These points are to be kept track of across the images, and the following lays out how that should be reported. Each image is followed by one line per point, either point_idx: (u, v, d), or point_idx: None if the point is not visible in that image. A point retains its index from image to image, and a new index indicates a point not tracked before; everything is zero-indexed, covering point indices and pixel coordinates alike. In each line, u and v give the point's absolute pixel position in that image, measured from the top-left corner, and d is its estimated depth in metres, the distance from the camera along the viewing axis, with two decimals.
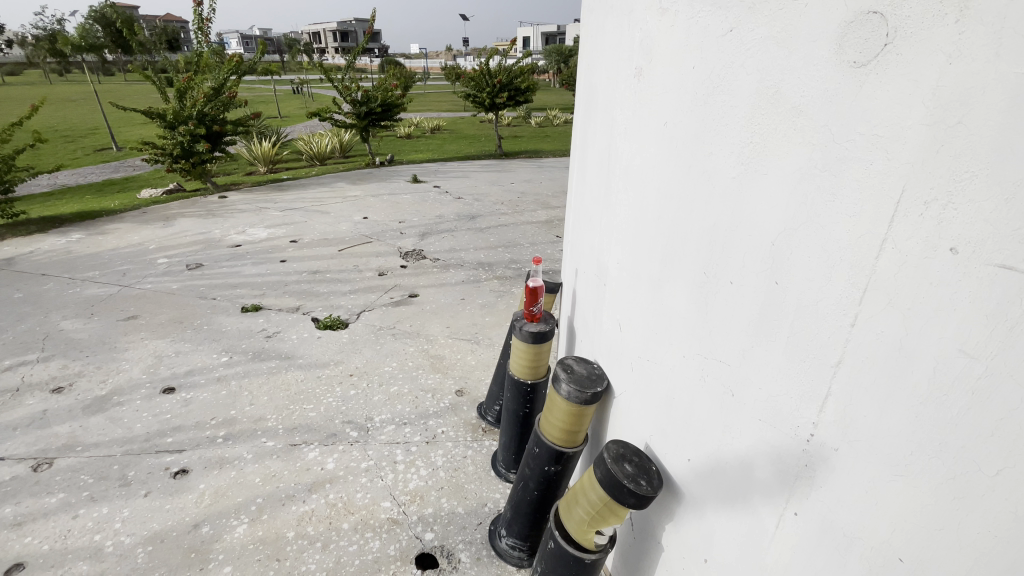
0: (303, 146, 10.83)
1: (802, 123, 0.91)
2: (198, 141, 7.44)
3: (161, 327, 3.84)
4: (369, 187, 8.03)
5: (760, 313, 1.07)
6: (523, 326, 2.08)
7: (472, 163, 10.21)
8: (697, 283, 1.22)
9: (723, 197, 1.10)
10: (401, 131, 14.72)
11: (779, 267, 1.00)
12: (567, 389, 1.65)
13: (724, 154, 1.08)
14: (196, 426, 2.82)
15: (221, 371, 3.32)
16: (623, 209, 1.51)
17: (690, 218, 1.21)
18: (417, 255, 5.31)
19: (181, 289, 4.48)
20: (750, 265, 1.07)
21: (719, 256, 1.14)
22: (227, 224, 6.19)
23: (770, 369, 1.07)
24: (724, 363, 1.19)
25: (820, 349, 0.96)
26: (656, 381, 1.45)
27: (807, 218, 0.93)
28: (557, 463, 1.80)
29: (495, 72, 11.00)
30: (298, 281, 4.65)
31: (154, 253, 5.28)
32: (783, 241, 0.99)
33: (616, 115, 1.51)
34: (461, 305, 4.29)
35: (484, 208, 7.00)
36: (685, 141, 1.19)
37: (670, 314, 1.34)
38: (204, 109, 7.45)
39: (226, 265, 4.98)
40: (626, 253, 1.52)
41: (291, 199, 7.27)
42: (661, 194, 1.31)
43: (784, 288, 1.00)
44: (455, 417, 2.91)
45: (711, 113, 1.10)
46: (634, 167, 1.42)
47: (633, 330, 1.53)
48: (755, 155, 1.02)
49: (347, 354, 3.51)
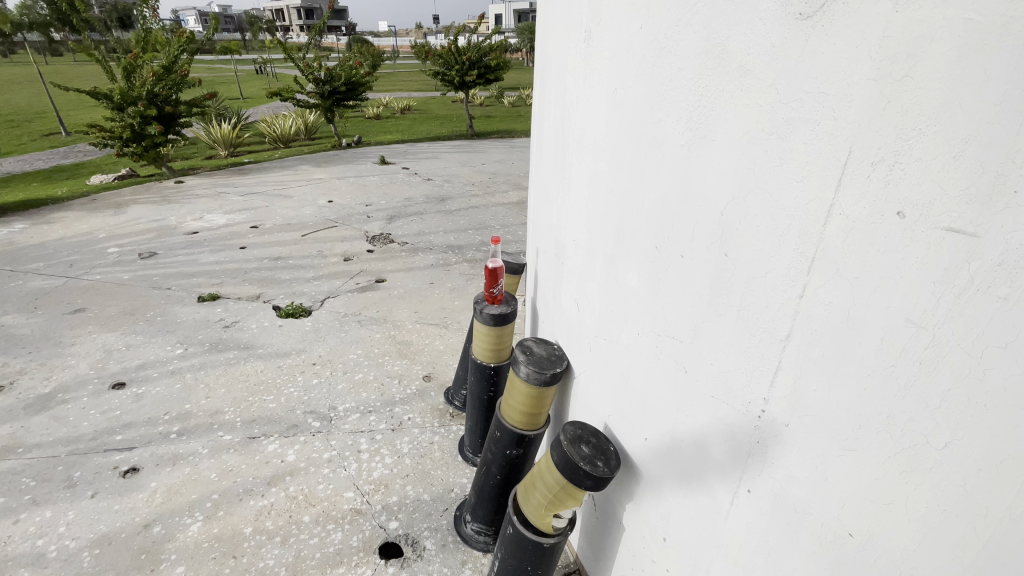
0: (265, 128, 10.40)
1: (749, 84, 0.85)
2: (149, 123, 7.01)
3: (112, 320, 3.64)
4: (335, 170, 7.76)
5: (711, 288, 1.02)
6: (483, 308, 2.00)
7: (442, 144, 9.97)
8: (649, 258, 1.17)
9: (673, 166, 1.04)
10: (369, 111, 14.25)
11: (729, 238, 0.96)
12: (526, 371, 1.60)
13: (671, 120, 1.02)
14: (147, 422, 2.69)
15: (175, 364, 3.17)
16: (577, 184, 1.45)
17: (640, 191, 1.16)
18: (384, 239, 5.18)
19: (133, 279, 4.25)
20: (698, 237, 1.02)
21: (669, 229, 1.09)
22: (183, 210, 5.91)
23: (720, 346, 1.03)
24: (677, 340, 1.14)
25: (769, 323, 0.92)
26: (613, 360, 1.40)
27: (755, 186, 0.88)
28: (518, 447, 1.74)
29: (464, 49, 10.67)
30: (258, 268, 4.48)
31: (104, 242, 5.00)
32: (731, 210, 0.94)
33: (569, 84, 1.43)
34: (430, 290, 4.20)
35: (454, 190, 6.84)
36: (634, 108, 1.13)
37: (625, 290, 1.29)
38: (155, 89, 7.01)
39: (182, 253, 4.75)
40: (581, 229, 1.46)
41: (252, 184, 6.98)
42: (612, 165, 1.24)
43: (733, 259, 0.96)
44: (421, 403, 2.84)
45: (659, 76, 1.04)
46: (586, 139, 1.36)
47: (590, 308, 1.48)
48: (703, 120, 0.96)
49: (309, 342, 3.39)
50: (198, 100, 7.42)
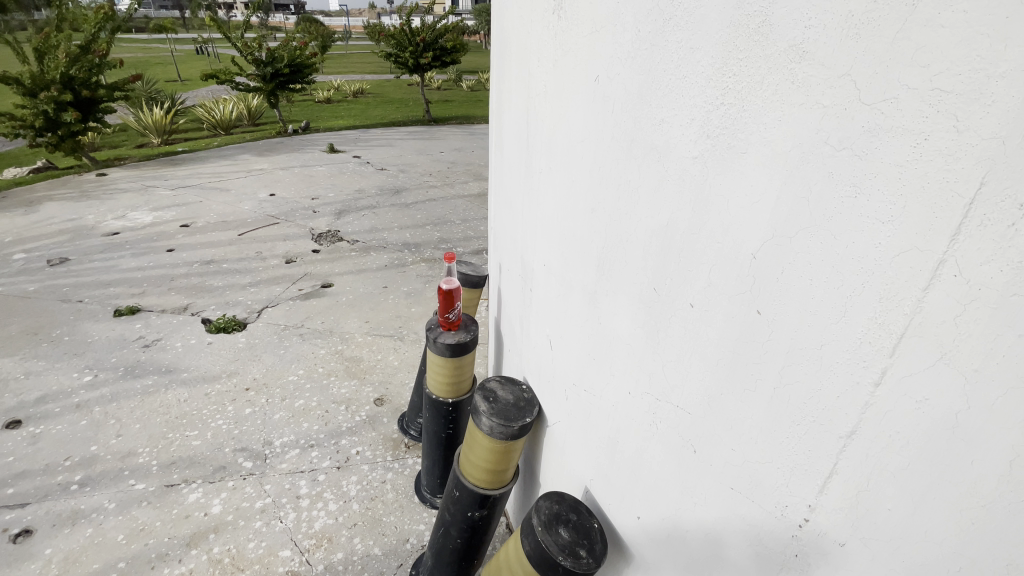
0: (202, 114, 9.50)
1: (806, 73, 0.57)
2: (66, 111, 5.99)
3: (8, 342, 3.03)
4: (279, 160, 7.14)
5: (732, 353, 0.75)
6: (437, 338, 1.69)
7: (396, 131, 9.43)
8: (645, 301, 0.90)
9: (680, 185, 0.76)
10: (318, 95, 13.41)
11: (764, 290, 0.68)
12: (489, 424, 1.30)
13: (678, 124, 0.74)
14: (45, 470, 2.19)
15: (82, 396, 2.64)
16: (547, 196, 1.15)
17: (632, 215, 0.87)
18: (332, 238, 4.74)
19: (38, 291, 3.62)
20: (716, 284, 0.75)
21: (673, 269, 0.81)
22: (103, 206, 5.21)
23: (744, 429, 0.77)
24: (682, 410, 0.88)
25: (822, 413, 0.66)
26: (597, 418, 1.13)
27: (808, 222, 0.61)
28: (482, 508, 1.46)
29: (418, 30, 10.08)
30: (187, 275, 3.97)
31: (9, 247, 4.27)
32: (768, 253, 0.66)
33: (534, 69, 1.13)
34: (383, 295, 3.83)
35: (410, 180, 6.42)
36: (623, 105, 0.83)
37: (612, 338, 1.01)
38: (70, 71, 5.97)
39: (99, 257, 4.14)
40: (553, 254, 1.17)
41: (185, 176, 6.29)
42: (592, 178, 0.95)
43: (769, 319, 0.69)
44: (372, 433, 2.52)
45: (660, 61, 0.75)
46: (557, 142, 1.06)
47: (566, 350, 1.20)
48: (728, 124, 0.67)
49: (243, 363, 2.98)
50: (122, 82, 6.40)
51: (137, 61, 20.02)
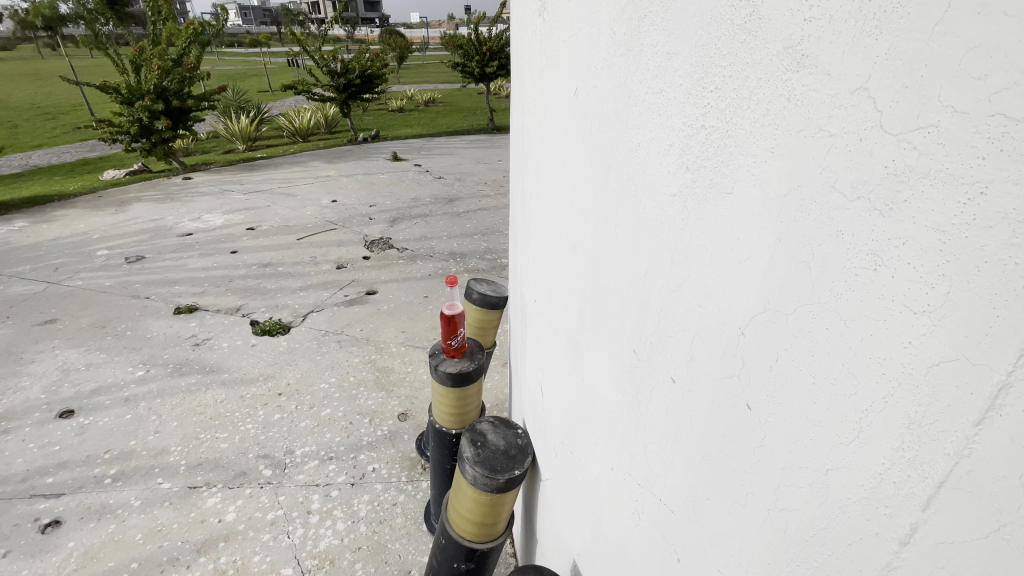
0: (283, 122, 10.14)
1: (806, 86, 0.40)
2: (158, 118, 6.54)
3: (80, 334, 3.31)
4: (345, 167, 7.44)
5: (719, 452, 0.57)
6: (438, 365, 1.58)
7: (459, 139, 9.55)
8: (626, 364, 0.73)
9: (657, 228, 0.59)
10: (391, 104, 13.95)
11: (755, 379, 0.50)
12: (473, 474, 1.17)
13: (654, 151, 0.58)
14: (84, 461, 2.32)
15: (131, 391, 2.80)
16: (537, 225, 1.01)
17: (610, 259, 0.71)
18: (383, 244, 4.81)
19: (114, 286, 3.95)
20: (699, 360, 0.57)
21: (652, 332, 0.64)
22: (183, 209, 5.64)
23: (732, 552, 0.59)
24: (665, 506, 0.70)
25: (829, 562, 0.47)
26: (583, 487, 0.96)
27: (808, 297, 0.43)
28: (468, 560, 1.32)
29: (485, 40, 10.18)
30: (244, 277, 4.17)
31: (97, 243, 4.71)
32: (759, 330, 0.48)
33: (527, 79, 0.99)
34: (423, 305, 3.80)
35: (465, 189, 6.43)
36: (601, 123, 0.68)
37: (594, 400, 0.85)
38: (163, 83, 6.52)
39: (170, 256, 4.46)
40: (543, 290, 1.02)
41: (258, 181, 6.70)
42: (572, 210, 0.80)
43: (762, 419, 0.51)
44: (391, 450, 2.46)
45: (635, 70, 0.59)
46: (544, 163, 0.91)
47: (555, 401, 1.04)
48: (709, 155, 0.50)
49: (280, 367, 3.05)
50: (208, 93, 6.91)
51: (237, 75, 21.84)
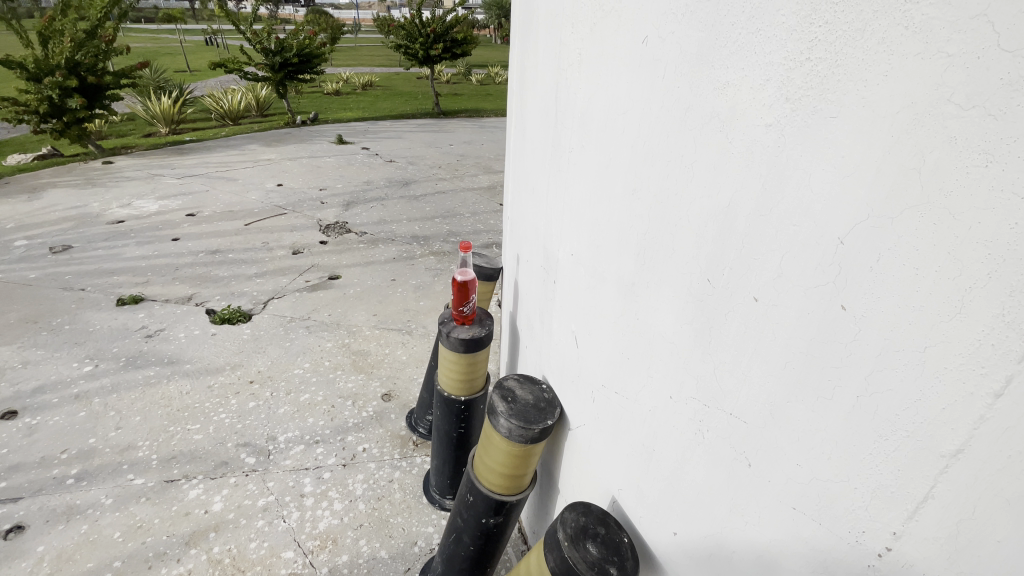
0: (211, 103, 9.41)
1: (926, 14, 0.47)
2: (71, 96, 5.89)
3: (8, 330, 2.98)
4: (287, 150, 7.05)
5: (805, 356, 0.65)
6: (451, 332, 1.60)
7: (404, 123, 9.30)
8: (694, 295, 0.79)
9: (747, 157, 0.66)
10: (328, 87, 13.28)
11: (852, 281, 0.58)
12: (508, 426, 1.21)
13: (748, 88, 0.64)
14: (40, 463, 2.13)
15: (82, 387, 2.57)
16: (578, 177, 1.05)
17: (683, 195, 0.77)
18: (340, 229, 4.65)
19: (40, 278, 3.56)
20: (788, 274, 0.64)
21: (734, 257, 0.71)
22: (109, 194, 5.15)
23: (814, 444, 0.67)
24: (735, 419, 0.78)
25: (922, 431, 0.55)
26: (630, 423, 1.03)
27: (916, 199, 0.51)
28: (497, 515, 1.36)
29: (429, 22, 9.92)
30: (192, 264, 3.90)
31: (11, 233, 4.21)
32: (860, 237, 0.56)
33: (567, 36, 1.02)
34: (392, 288, 3.73)
35: (419, 172, 6.31)
36: (678, 67, 0.73)
37: (652, 335, 0.91)
38: (76, 56, 5.87)
39: (102, 245, 4.08)
40: (583, 242, 1.07)
41: (192, 165, 6.22)
42: (634, 155, 0.85)
43: (857, 315, 0.58)
44: (379, 430, 2.43)
45: (727, 13, 0.65)
46: (593, 115, 0.95)
47: (595, 347, 1.09)
48: (816, 84, 0.56)
49: (247, 355, 2.90)
50: (129, 70, 6.30)
51: (146, 52, 19.78)
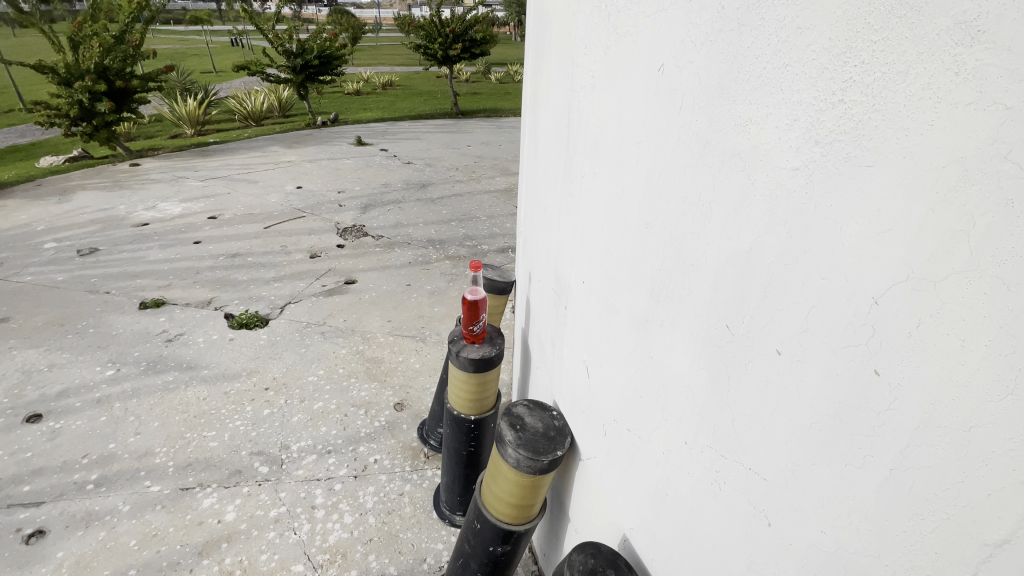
0: (234, 105, 9.56)
1: (979, 61, 0.41)
2: (100, 100, 6.04)
3: (36, 332, 3.06)
4: (307, 152, 7.12)
5: (833, 419, 0.60)
6: (460, 352, 1.56)
7: (423, 123, 9.31)
8: (711, 340, 0.74)
9: (771, 200, 0.61)
10: (349, 87, 13.40)
11: (887, 345, 0.52)
12: (516, 456, 1.17)
13: (772, 127, 0.59)
14: (61, 467, 2.17)
15: (104, 391, 2.62)
16: (590, 204, 1.00)
17: (701, 235, 0.72)
18: (357, 232, 4.67)
19: (68, 280, 3.65)
20: (816, 329, 0.59)
21: (755, 305, 0.66)
22: (135, 197, 5.26)
23: (840, 512, 0.61)
24: (754, 473, 0.73)
25: (965, 516, 0.50)
26: (642, 462, 0.98)
27: (963, 262, 0.45)
28: (505, 543, 1.32)
29: (448, 21, 9.90)
30: (212, 267, 3.95)
31: (42, 235, 4.33)
32: (897, 299, 0.50)
33: (579, 57, 0.97)
34: (407, 294, 3.72)
35: (436, 174, 6.30)
36: (696, 99, 0.68)
37: (666, 376, 0.86)
38: (104, 61, 5.98)
39: (127, 248, 4.17)
40: (595, 271, 1.02)
41: (215, 167, 6.33)
42: (649, 187, 0.80)
43: (893, 383, 0.53)
44: (391, 440, 2.42)
45: (749, 45, 0.60)
46: (606, 142, 0.91)
47: (607, 380, 1.05)
48: (850, 127, 0.51)
49: (264, 360, 2.92)
50: (155, 73, 6.42)
51: (173, 53, 20.25)
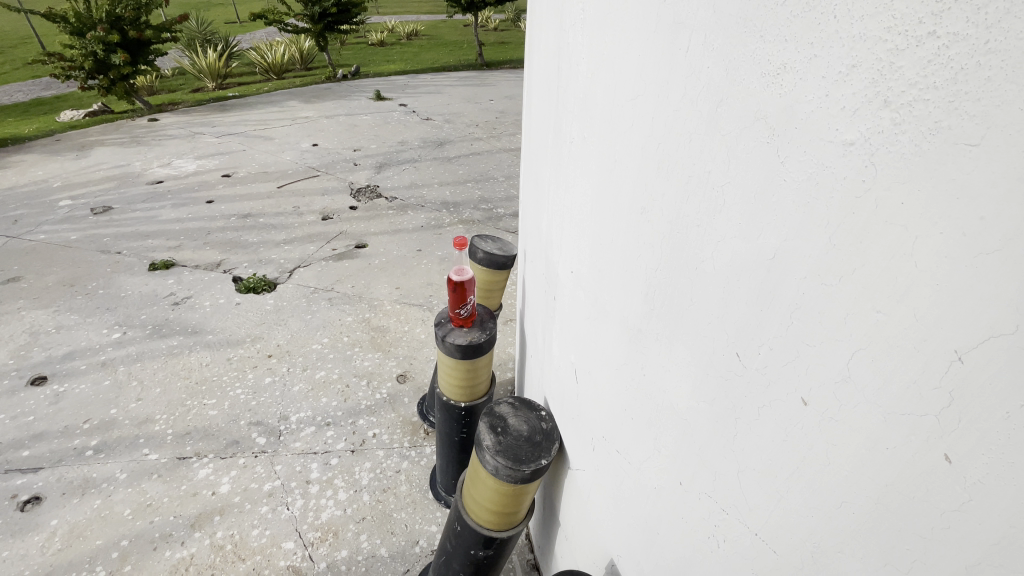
0: (255, 57, 9.34)
1: None
2: (115, 52, 5.92)
3: (48, 293, 3.07)
4: (325, 107, 6.91)
5: (872, 505, 0.43)
6: (446, 337, 1.42)
7: (446, 76, 8.90)
8: (715, 368, 0.57)
9: (806, 191, 0.42)
10: (372, 37, 12.91)
11: (971, 424, 0.35)
12: (494, 464, 1.03)
13: (817, 81, 0.39)
14: (63, 432, 2.18)
15: (109, 354, 2.62)
16: (579, 177, 0.81)
17: (708, 229, 0.53)
18: (370, 193, 4.51)
19: (81, 240, 3.66)
20: (859, 381, 0.41)
21: (775, 333, 0.48)
22: (151, 154, 5.22)
23: None
24: (759, 541, 0.57)
25: None
26: (630, 490, 0.83)
27: None
28: (487, 548, 1.21)
29: None
30: (223, 228, 3.89)
31: (59, 193, 4.35)
32: (998, 360, 0.33)
33: None
34: (417, 259, 3.58)
35: (456, 131, 6.02)
36: (707, 37, 0.48)
37: (659, 399, 0.69)
38: (116, 10, 5.86)
39: (141, 207, 4.14)
40: (585, 261, 0.84)
41: (232, 123, 6.21)
42: (644, 160, 0.61)
43: (970, 478, 0.36)
44: (391, 415, 2.34)
45: None
46: (596, 97, 0.70)
47: (595, 390, 0.88)
48: (946, 85, 0.32)
49: (268, 327, 2.87)
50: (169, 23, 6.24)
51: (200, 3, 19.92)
